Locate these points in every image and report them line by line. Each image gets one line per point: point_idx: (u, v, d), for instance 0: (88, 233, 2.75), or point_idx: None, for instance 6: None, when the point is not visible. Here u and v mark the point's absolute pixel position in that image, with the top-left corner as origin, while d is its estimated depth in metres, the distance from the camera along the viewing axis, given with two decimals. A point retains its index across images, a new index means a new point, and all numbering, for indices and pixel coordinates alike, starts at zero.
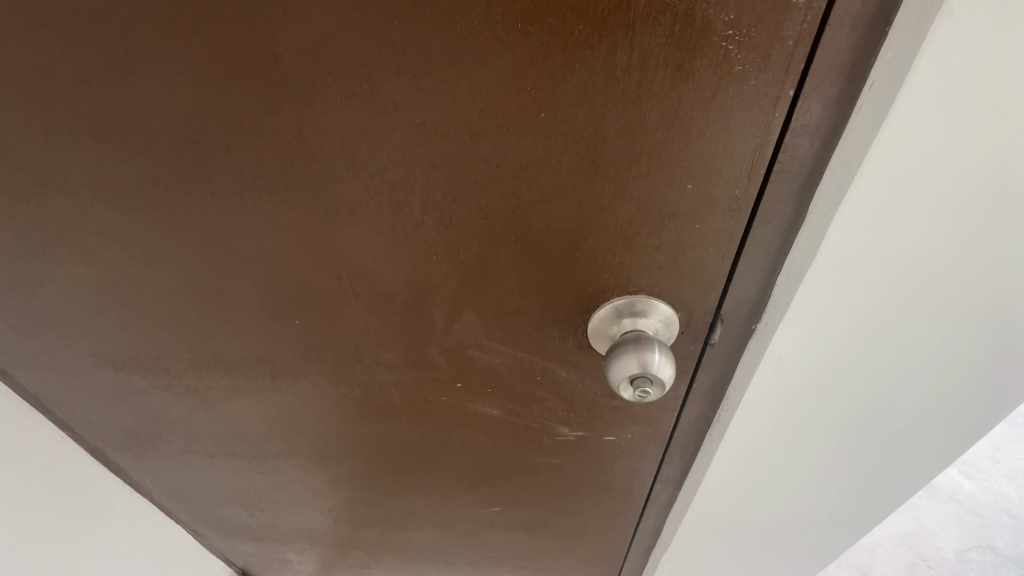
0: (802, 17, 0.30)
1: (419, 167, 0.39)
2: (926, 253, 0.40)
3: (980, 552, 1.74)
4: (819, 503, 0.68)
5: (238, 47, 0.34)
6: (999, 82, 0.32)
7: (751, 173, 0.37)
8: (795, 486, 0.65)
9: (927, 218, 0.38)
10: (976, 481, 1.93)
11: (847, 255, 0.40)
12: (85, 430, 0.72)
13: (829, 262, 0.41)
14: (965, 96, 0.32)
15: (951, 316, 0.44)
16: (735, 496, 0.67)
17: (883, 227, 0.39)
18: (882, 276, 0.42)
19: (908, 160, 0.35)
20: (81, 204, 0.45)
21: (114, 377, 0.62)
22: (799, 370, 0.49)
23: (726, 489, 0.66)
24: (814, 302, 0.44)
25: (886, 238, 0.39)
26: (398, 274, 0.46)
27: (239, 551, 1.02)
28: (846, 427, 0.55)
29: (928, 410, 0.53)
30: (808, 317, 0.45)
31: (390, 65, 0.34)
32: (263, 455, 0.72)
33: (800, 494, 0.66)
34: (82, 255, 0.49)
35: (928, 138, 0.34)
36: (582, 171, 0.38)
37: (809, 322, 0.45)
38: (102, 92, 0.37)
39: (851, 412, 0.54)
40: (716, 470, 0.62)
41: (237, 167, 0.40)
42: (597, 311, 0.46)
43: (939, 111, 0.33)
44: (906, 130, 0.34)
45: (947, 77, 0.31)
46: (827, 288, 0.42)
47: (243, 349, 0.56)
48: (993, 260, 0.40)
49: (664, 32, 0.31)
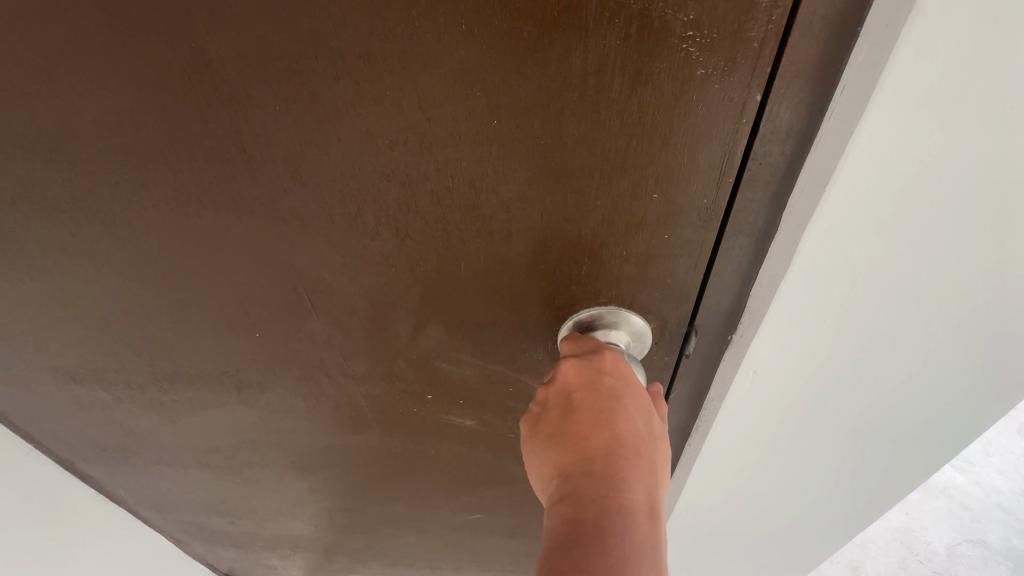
0: (768, 16, 0.28)
1: (370, 177, 0.36)
2: (911, 261, 0.37)
3: None
4: (802, 508, 0.66)
5: (166, 53, 0.32)
6: (991, 77, 0.29)
7: (720, 182, 0.35)
8: (778, 494, 0.63)
9: (907, 230, 0.35)
10: None
11: (827, 267, 0.37)
12: (53, 442, 0.69)
13: (806, 274, 0.38)
14: (952, 93, 0.29)
15: (935, 323, 0.42)
16: (718, 506, 0.65)
17: (865, 239, 0.36)
18: (865, 288, 0.39)
19: (886, 171, 0.32)
20: (20, 217, 0.42)
21: (76, 391, 0.59)
22: (778, 385, 0.47)
23: (708, 499, 0.64)
24: (790, 316, 0.41)
25: (868, 249, 0.36)
26: (358, 287, 0.44)
27: (223, 558, 1.00)
28: (830, 438, 0.54)
29: (912, 415, 0.51)
30: (784, 332, 0.42)
31: (330, 70, 0.31)
32: (238, 465, 0.70)
33: (787, 502, 0.64)
34: (27, 269, 0.46)
35: (907, 149, 0.31)
36: (542, 181, 0.36)
37: (785, 337, 0.42)
38: (27, 101, 0.35)
39: (831, 422, 0.52)
40: (694, 479, 0.61)
41: (178, 178, 0.38)
42: (566, 323, 0.45)
43: (917, 121, 0.30)
44: (881, 138, 0.31)
45: (931, 73, 0.28)
46: (803, 302, 0.40)
47: (207, 362, 0.54)
48: (975, 270, 0.38)
49: (620, 34, 0.29)
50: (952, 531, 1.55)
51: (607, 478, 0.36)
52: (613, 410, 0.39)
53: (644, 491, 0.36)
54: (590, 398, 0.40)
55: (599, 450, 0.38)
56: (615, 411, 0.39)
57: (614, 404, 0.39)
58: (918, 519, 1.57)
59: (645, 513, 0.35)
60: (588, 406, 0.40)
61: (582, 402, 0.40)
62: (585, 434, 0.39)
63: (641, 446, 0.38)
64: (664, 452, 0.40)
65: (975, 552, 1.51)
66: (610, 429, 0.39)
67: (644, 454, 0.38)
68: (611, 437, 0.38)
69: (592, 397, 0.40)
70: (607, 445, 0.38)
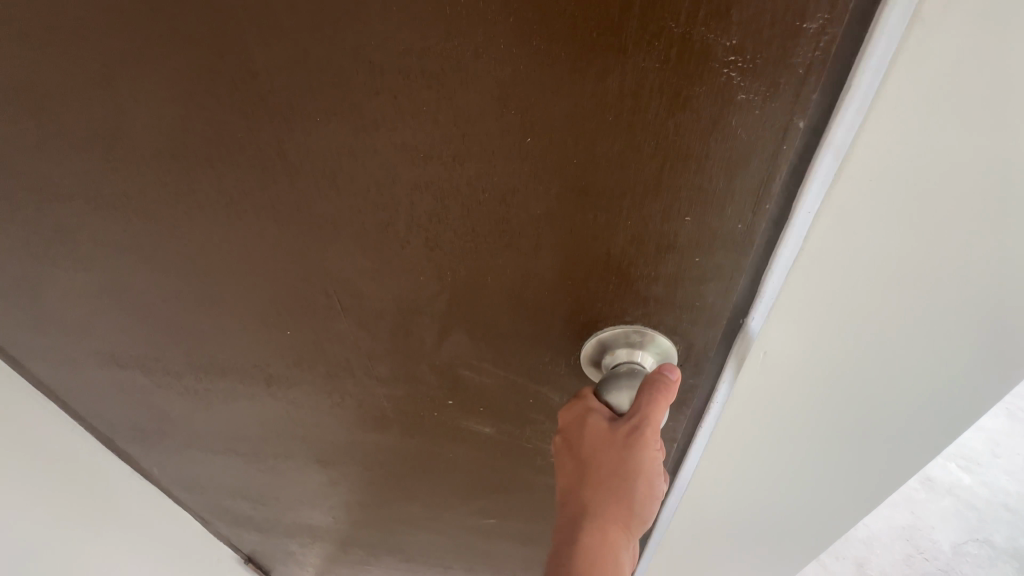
0: (814, 42, 0.27)
1: (403, 188, 0.37)
2: (917, 266, 0.36)
3: None
4: (809, 526, 0.62)
5: (217, 64, 0.33)
6: (1010, 72, 0.28)
7: (756, 206, 0.34)
8: (782, 509, 0.59)
9: (912, 231, 0.34)
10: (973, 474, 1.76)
11: (833, 256, 0.36)
12: (96, 420, 0.73)
13: (811, 263, 0.36)
14: (971, 73, 0.28)
15: (950, 325, 0.39)
16: (719, 521, 0.63)
17: (867, 238, 0.35)
18: (869, 292, 0.38)
19: (888, 167, 0.32)
20: (76, 212, 0.45)
21: (119, 374, 0.63)
22: (780, 389, 0.46)
23: (709, 513, 0.62)
24: (792, 316, 0.40)
25: (880, 239, 0.35)
26: (387, 292, 0.45)
27: (246, 541, 1.03)
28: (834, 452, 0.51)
29: (929, 434, 0.47)
30: (784, 332, 0.41)
31: (369, 84, 0.32)
32: (263, 454, 0.73)
33: (792, 522, 0.62)
34: (81, 260, 0.49)
35: (909, 144, 0.31)
36: (573, 200, 0.35)
37: (785, 338, 0.42)
38: (88, 104, 0.37)
39: (835, 430, 0.49)
40: (697, 494, 0.59)
41: (222, 181, 0.40)
42: (591, 338, 0.44)
43: (918, 115, 0.30)
44: (883, 132, 0.30)
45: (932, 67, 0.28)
46: (805, 302, 0.39)
47: (239, 355, 0.56)
48: (987, 279, 0.36)
49: (659, 57, 0.29)
50: (956, 529, 1.32)
51: (568, 511, 0.43)
52: (571, 445, 0.44)
53: (595, 514, 0.41)
54: (559, 440, 0.46)
55: (567, 486, 0.44)
56: (573, 443, 0.44)
57: (571, 438, 0.44)
58: (922, 517, 1.34)
59: (592, 525, 0.40)
60: (560, 447, 0.46)
61: (556, 444, 0.46)
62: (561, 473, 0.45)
63: (595, 472, 0.42)
64: (612, 458, 0.41)
65: (981, 552, 1.29)
66: (573, 462, 0.44)
67: (597, 475, 0.42)
68: (573, 471, 0.44)
69: (560, 439, 0.46)
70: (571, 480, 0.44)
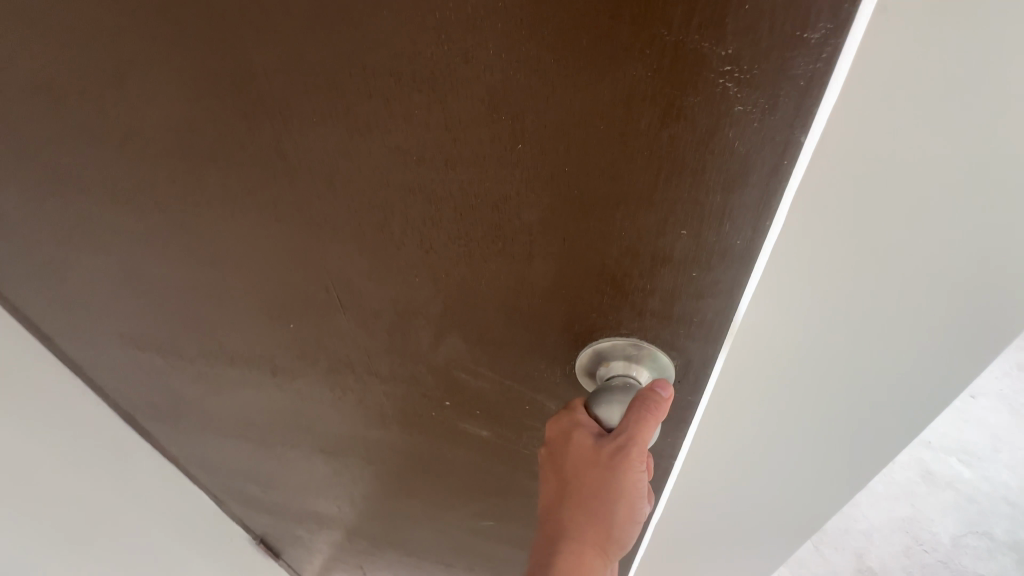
0: (816, 53, 0.26)
1: (397, 191, 0.37)
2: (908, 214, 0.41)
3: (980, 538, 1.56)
4: (809, 473, 0.67)
5: (219, 64, 0.34)
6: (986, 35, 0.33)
7: (756, 223, 0.33)
8: (783, 456, 0.65)
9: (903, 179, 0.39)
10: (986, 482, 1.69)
11: (836, 196, 0.41)
12: (119, 397, 0.77)
13: (816, 201, 0.41)
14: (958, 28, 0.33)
15: (934, 267, 0.44)
16: (722, 470, 0.69)
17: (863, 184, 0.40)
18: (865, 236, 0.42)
19: (880, 117, 0.36)
20: (95, 200, 0.47)
21: (139, 355, 0.65)
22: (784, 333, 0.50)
23: (714, 460, 0.68)
24: (797, 257, 0.45)
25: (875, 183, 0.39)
26: (384, 292, 0.45)
27: (258, 523, 1.06)
28: (832, 397, 0.56)
29: (915, 376, 0.53)
30: (789, 275, 0.46)
31: (362, 87, 0.32)
32: (272, 441, 0.75)
33: (789, 470, 0.68)
34: (102, 246, 0.51)
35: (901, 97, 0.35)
36: (565, 209, 0.35)
37: (789, 280, 0.46)
38: (104, 99, 0.38)
39: (833, 371, 0.54)
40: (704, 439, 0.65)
41: (226, 177, 0.41)
42: (587, 348, 0.44)
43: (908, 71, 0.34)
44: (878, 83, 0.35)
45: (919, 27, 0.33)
46: (808, 245, 0.44)
47: (247, 345, 0.58)
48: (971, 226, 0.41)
49: (652, 66, 0.27)
50: (957, 523, 1.56)
51: (552, 523, 0.44)
52: (557, 459, 0.44)
53: (578, 529, 0.42)
54: (546, 451, 0.46)
55: (552, 497, 0.45)
56: (559, 457, 0.44)
57: (558, 453, 0.44)
58: (923, 511, 1.57)
59: (574, 538, 0.42)
60: (546, 458, 0.46)
61: (543, 455, 0.46)
62: (546, 483, 0.46)
63: (580, 488, 0.43)
64: (598, 478, 0.41)
65: (981, 544, 1.55)
66: (559, 475, 0.44)
67: (582, 491, 0.43)
68: (558, 484, 0.44)
69: (546, 451, 0.46)
70: (556, 492, 0.45)
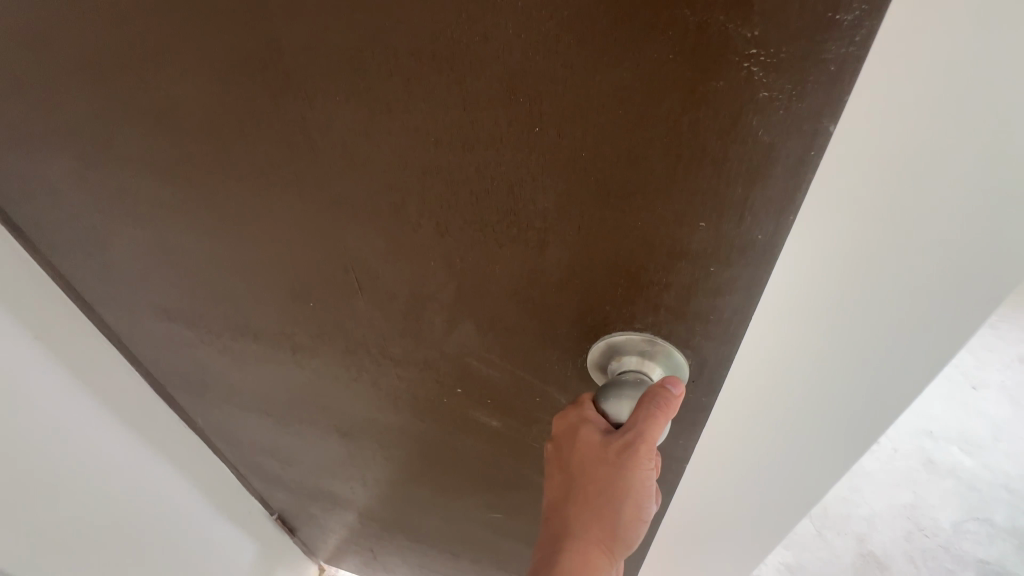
0: (849, 37, 0.24)
1: (415, 172, 0.37)
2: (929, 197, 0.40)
3: (976, 523, 1.58)
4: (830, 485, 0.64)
5: (249, 42, 0.35)
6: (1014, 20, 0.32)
7: (779, 218, 0.31)
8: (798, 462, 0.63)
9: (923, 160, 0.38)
10: (988, 469, 1.68)
11: (854, 177, 0.40)
12: (151, 367, 0.80)
13: (835, 180, 0.41)
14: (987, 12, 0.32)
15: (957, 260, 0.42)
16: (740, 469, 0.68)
17: (882, 164, 0.39)
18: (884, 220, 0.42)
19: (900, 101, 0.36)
20: (133, 174, 0.49)
21: (170, 327, 0.68)
22: (799, 320, 0.49)
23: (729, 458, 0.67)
24: (811, 240, 0.44)
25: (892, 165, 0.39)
26: (401, 274, 0.46)
27: (278, 500, 1.08)
28: (850, 398, 0.54)
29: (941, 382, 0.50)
30: (805, 257, 0.45)
31: (383, 67, 0.33)
32: (290, 418, 0.77)
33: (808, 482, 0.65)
34: (138, 219, 0.54)
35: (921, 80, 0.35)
36: (581, 195, 0.34)
37: (806, 263, 0.46)
38: (142, 75, 0.40)
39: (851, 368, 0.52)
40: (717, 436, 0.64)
41: (253, 154, 0.42)
42: (599, 341, 0.43)
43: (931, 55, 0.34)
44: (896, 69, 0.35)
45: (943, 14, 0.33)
46: (825, 227, 0.43)
47: (269, 321, 0.59)
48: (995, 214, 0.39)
49: (673, 48, 0.27)
50: (956, 508, 1.60)
51: (557, 520, 0.43)
52: (564, 454, 0.44)
53: (582, 528, 0.41)
54: (553, 447, 0.45)
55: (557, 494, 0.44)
56: (566, 453, 0.44)
57: (565, 448, 0.44)
58: (923, 498, 1.62)
59: (577, 537, 0.41)
60: (553, 454, 0.45)
61: (551, 450, 0.46)
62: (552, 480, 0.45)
63: (585, 485, 0.42)
64: (604, 475, 0.41)
65: (977, 528, 1.56)
66: (564, 472, 0.44)
67: (588, 488, 0.42)
68: (564, 481, 0.44)
69: (554, 446, 0.45)
70: (561, 489, 0.44)
